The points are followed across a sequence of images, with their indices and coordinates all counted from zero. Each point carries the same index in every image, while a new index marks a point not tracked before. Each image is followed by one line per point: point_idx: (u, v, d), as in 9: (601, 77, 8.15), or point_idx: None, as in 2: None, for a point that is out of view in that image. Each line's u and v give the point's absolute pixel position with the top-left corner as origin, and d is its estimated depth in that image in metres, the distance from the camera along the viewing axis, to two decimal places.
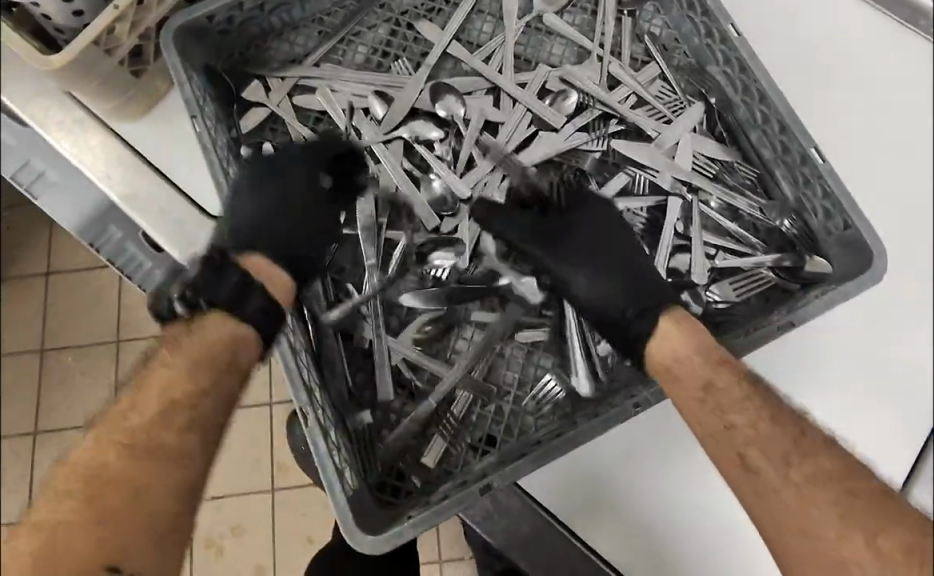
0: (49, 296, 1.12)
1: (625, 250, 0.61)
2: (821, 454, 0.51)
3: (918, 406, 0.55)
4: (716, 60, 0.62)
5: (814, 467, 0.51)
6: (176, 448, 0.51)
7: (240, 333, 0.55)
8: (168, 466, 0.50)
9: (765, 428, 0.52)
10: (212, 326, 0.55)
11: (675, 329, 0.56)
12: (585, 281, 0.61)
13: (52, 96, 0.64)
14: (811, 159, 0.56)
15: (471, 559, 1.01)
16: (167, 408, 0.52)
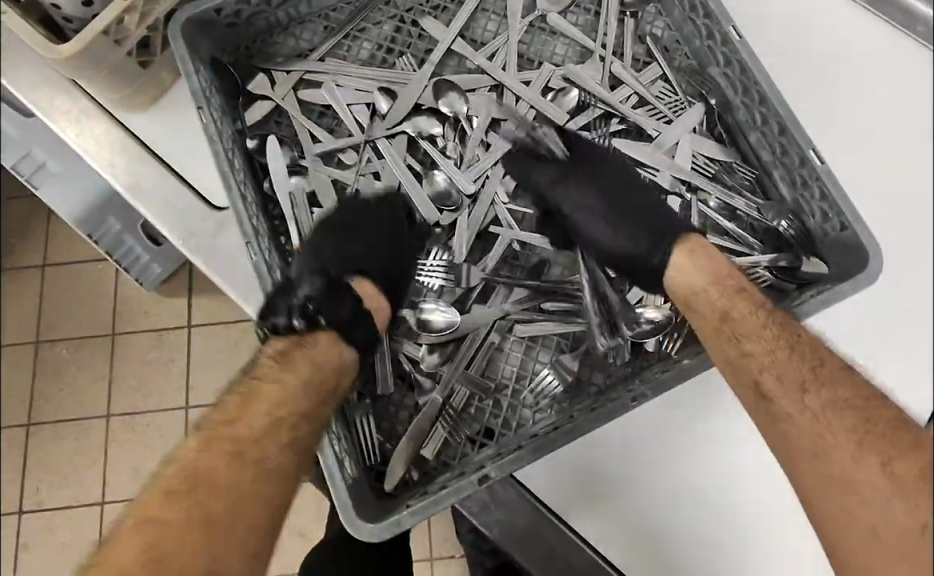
0: (44, 288, 1.12)
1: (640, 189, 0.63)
2: (839, 383, 0.51)
3: (919, 390, 0.56)
4: (717, 62, 0.64)
5: (832, 396, 0.50)
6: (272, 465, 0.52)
7: (337, 357, 0.57)
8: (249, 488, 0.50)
9: (783, 357, 0.52)
10: (319, 343, 0.57)
11: (689, 261, 0.59)
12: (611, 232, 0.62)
13: (57, 85, 0.64)
14: (809, 161, 0.57)
15: (462, 557, 1.02)
16: (270, 426, 0.53)
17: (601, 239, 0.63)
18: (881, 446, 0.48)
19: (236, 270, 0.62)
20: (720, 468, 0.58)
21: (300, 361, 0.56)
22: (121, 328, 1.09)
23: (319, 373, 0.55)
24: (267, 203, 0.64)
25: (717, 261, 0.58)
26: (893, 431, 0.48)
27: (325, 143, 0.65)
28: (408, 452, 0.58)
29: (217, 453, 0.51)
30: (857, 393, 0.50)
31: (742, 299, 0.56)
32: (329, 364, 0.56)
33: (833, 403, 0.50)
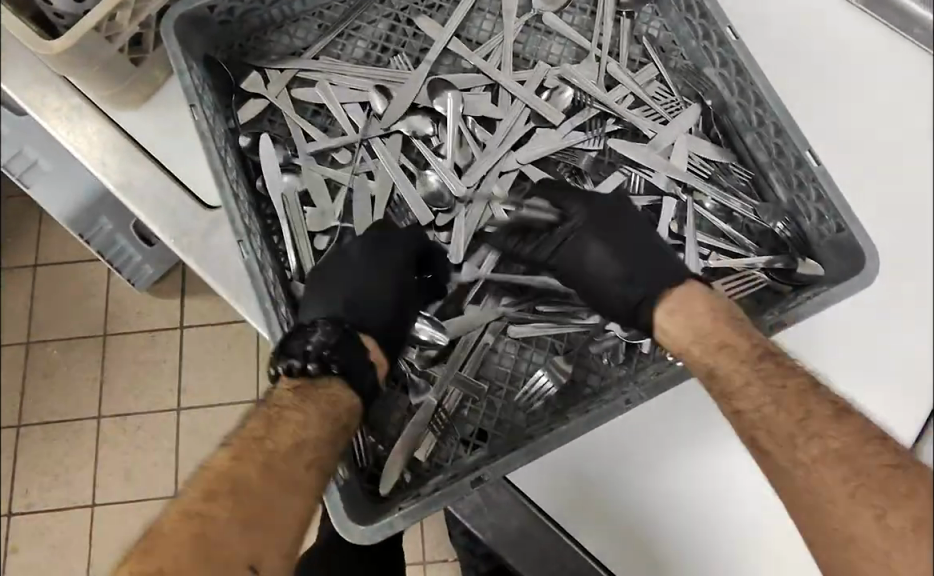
0: (35, 288, 1.11)
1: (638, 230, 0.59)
2: (830, 432, 0.47)
3: (915, 391, 0.56)
4: (712, 63, 0.63)
5: (822, 448, 0.47)
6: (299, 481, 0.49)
7: (337, 402, 0.54)
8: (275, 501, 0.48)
9: (770, 413, 0.49)
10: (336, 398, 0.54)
11: (671, 321, 0.55)
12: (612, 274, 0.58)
13: (49, 82, 0.63)
14: (805, 161, 0.57)
15: (454, 560, 1.02)
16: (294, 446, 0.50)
17: (604, 284, 0.59)
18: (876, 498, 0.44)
19: (227, 269, 0.61)
20: (719, 473, 0.57)
21: (316, 398, 0.53)
22: (114, 329, 1.08)
23: (328, 411, 0.53)
24: (260, 202, 0.63)
25: (695, 315, 0.54)
26: (880, 469, 0.45)
27: (318, 142, 0.64)
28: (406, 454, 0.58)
29: (252, 466, 0.49)
30: (850, 442, 0.47)
31: (724, 355, 0.52)
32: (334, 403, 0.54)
33: (822, 453, 0.47)
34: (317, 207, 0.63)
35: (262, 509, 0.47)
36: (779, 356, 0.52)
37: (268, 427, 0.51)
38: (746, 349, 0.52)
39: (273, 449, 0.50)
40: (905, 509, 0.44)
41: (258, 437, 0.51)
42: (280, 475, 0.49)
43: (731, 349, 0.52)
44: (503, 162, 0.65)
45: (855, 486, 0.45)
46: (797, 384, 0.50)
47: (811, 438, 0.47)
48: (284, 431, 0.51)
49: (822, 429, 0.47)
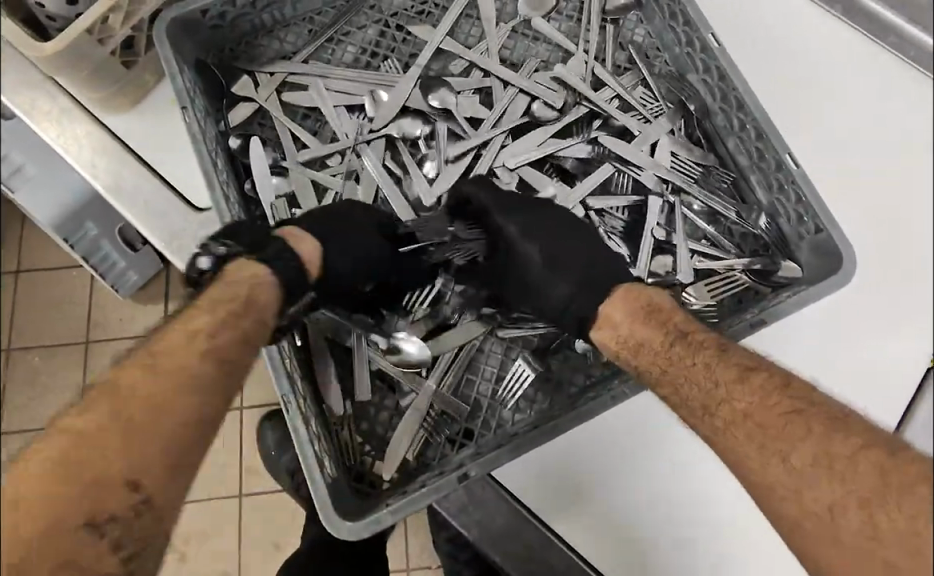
0: (16, 296, 1.10)
1: (579, 235, 0.61)
2: (735, 397, 0.51)
3: (904, 362, 0.58)
4: (696, 68, 0.64)
5: (731, 412, 0.51)
6: (188, 382, 0.47)
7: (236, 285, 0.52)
8: (155, 414, 0.45)
9: (729, 404, 0.51)
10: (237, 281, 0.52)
11: (610, 332, 0.57)
12: (558, 288, 0.60)
13: (38, 86, 0.63)
14: (785, 165, 0.59)
15: (439, 567, 1.01)
16: (186, 351, 0.48)
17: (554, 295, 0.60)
18: (782, 445, 0.48)
19: None
20: (704, 474, 0.58)
21: (210, 300, 0.51)
22: (96, 336, 1.07)
23: (228, 304, 0.51)
24: (249, 203, 0.64)
25: (619, 327, 0.57)
26: (823, 425, 0.48)
27: (313, 150, 0.65)
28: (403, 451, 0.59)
29: (130, 375, 0.46)
30: (756, 403, 0.50)
31: (644, 355, 0.55)
32: (244, 287, 0.52)
33: (731, 416, 0.50)
34: (304, 208, 0.64)
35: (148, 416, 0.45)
36: (691, 335, 0.54)
37: (155, 339, 0.49)
38: (661, 341, 0.55)
39: (156, 359, 0.47)
40: (802, 449, 0.47)
41: (147, 350, 0.48)
42: (164, 378, 0.47)
43: (646, 349, 0.55)
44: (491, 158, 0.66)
45: (761, 439, 0.49)
46: (707, 358, 0.53)
47: (721, 406, 0.51)
48: (168, 339, 0.49)
49: (729, 396, 0.51)
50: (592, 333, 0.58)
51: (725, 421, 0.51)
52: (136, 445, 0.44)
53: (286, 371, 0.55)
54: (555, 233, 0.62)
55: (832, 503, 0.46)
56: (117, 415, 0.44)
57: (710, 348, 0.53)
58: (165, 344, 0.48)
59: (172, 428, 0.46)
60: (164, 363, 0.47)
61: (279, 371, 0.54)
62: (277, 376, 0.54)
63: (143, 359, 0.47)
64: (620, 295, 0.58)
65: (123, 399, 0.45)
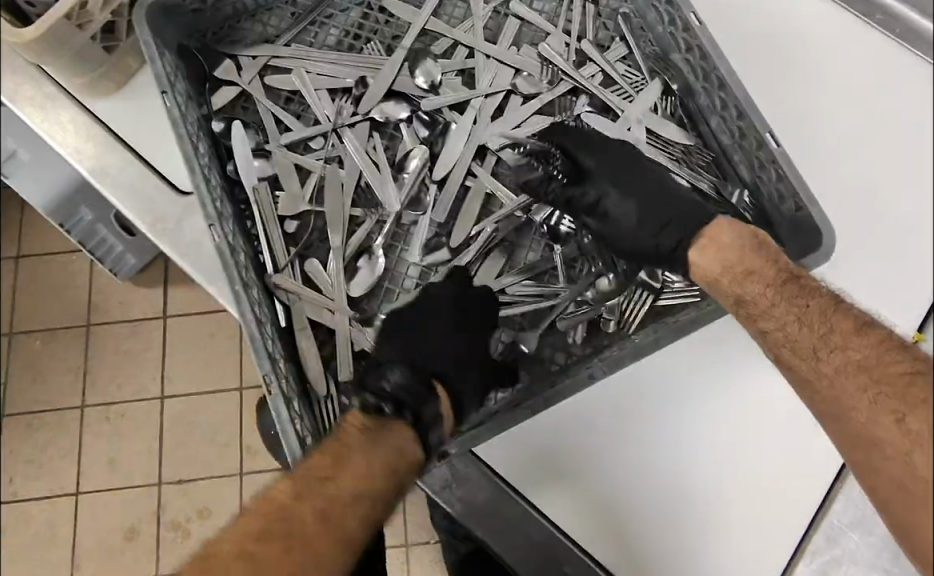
0: (18, 281, 1.11)
1: (660, 181, 0.62)
2: (853, 345, 0.51)
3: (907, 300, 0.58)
4: (678, 49, 0.64)
5: (846, 358, 0.51)
6: (345, 530, 0.52)
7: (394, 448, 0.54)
8: (305, 543, 0.51)
9: (843, 343, 0.51)
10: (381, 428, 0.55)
11: (704, 257, 0.58)
12: (631, 224, 0.61)
13: (22, 70, 0.64)
14: (765, 143, 0.58)
15: (436, 543, 1.01)
16: (372, 488, 0.54)
17: (632, 232, 0.61)
18: (900, 404, 0.48)
19: (200, 253, 0.62)
20: (688, 449, 0.58)
21: (387, 443, 0.54)
22: (95, 319, 1.09)
23: (385, 467, 0.54)
24: (233, 186, 0.64)
25: (726, 249, 0.57)
26: (903, 377, 0.48)
27: (294, 133, 0.65)
28: None
29: (304, 506, 0.52)
30: (872, 353, 0.50)
31: (754, 282, 0.55)
32: (394, 443, 0.54)
33: (845, 364, 0.51)
34: (287, 191, 0.64)
35: (308, 541, 0.51)
36: (803, 279, 0.54)
37: (335, 465, 0.53)
38: (772, 276, 0.55)
39: (290, 517, 0.51)
40: (922, 412, 0.46)
41: (322, 475, 0.53)
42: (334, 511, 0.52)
43: (757, 279, 0.55)
44: (479, 134, 0.66)
45: (876, 392, 0.49)
46: (823, 303, 0.53)
47: (836, 351, 0.51)
48: (348, 472, 0.53)
49: (846, 344, 0.51)
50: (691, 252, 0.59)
51: (838, 366, 0.51)
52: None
53: (267, 353, 0.55)
54: (641, 178, 0.62)
55: None
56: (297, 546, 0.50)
57: (822, 296, 0.54)
58: (339, 500, 0.52)
59: (310, 559, 0.50)
60: (313, 494, 0.52)
61: (259, 352, 0.54)
62: (257, 357, 0.54)
63: (273, 507, 0.52)
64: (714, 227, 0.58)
65: (280, 534, 0.50)
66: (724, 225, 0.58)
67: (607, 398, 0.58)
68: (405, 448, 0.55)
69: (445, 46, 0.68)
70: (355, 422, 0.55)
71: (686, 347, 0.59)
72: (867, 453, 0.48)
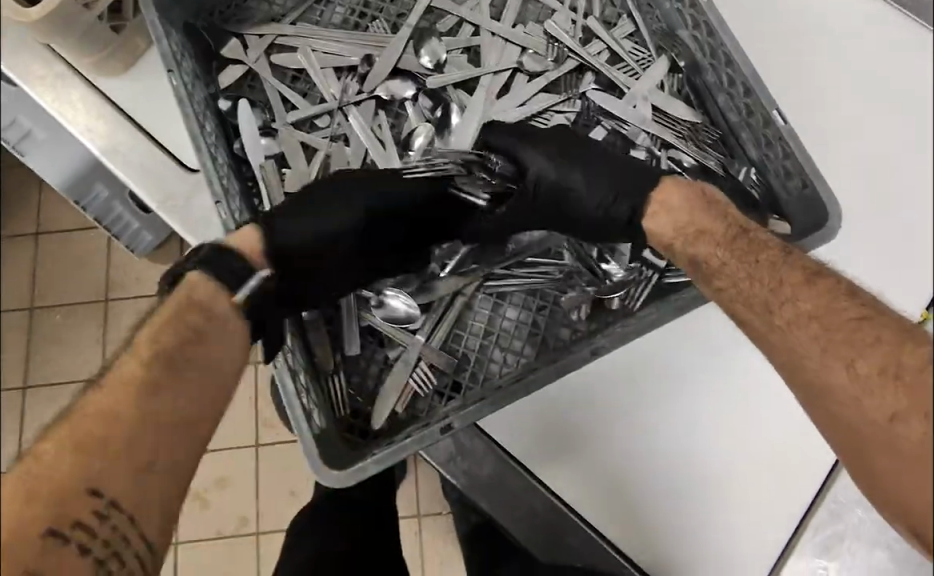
0: (38, 257, 1.13)
1: (620, 159, 0.59)
2: (803, 296, 0.47)
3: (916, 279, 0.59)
4: (685, 25, 0.63)
5: (796, 311, 0.47)
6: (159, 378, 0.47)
7: (206, 290, 0.49)
8: (116, 404, 0.45)
9: (794, 298, 0.47)
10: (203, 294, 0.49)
11: (665, 214, 0.55)
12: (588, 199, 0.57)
13: (31, 50, 0.64)
14: (772, 121, 0.57)
15: (448, 514, 1.02)
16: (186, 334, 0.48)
17: (590, 206, 0.57)
18: (848, 350, 0.44)
19: (208, 229, 0.64)
20: (693, 424, 0.58)
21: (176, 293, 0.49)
22: (114, 294, 1.11)
23: (190, 310, 0.48)
24: (241, 164, 0.64)
25: (676, 212, 0.55)
26: (850, 321, 0.45)
27: (300, 111, 0.65)
28: (397, 395, 0.60)
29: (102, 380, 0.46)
30: (821, 306, 0.46)
31: (702, 242, 0.53)
32: (186, 294, 0.49)
33: (794, 316, 0.47)
34: (292, 168, 0.64)
35: (118, 398, 0.45)
36: (752, 233, 0.52)
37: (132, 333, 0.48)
38: (723, 233, 0.53)
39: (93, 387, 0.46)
40: (874, 354, 0.43)
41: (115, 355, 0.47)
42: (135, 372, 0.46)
43: (708, 238, 0.53)
44: (488, 111, 0.65)
45: (827, 341, 0.45)
46: (772, 256, 0.50)
47: (784, 305, 0.48)
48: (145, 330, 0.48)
49: (794, 295, 0.47)
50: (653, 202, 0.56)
51: (789, 319, 0.47)
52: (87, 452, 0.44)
53: None
54: (594, 159, 0.59)
55: (894, 413, 0.41)
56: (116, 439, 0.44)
57: (773, 249, 0.51)
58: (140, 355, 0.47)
59: (122, 418, 0.45)
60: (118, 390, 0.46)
61: None
62: None
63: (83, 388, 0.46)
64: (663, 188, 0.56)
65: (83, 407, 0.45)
66: (672, 188, 0.56)
67: (617, 371, 0.59)
68: (217, 294, 0.49)
69: (451, 24, 0.68)
70: (199, 287, 0.49)
71: (687, 325, 0.59)
72: (833, 408, 0.44)
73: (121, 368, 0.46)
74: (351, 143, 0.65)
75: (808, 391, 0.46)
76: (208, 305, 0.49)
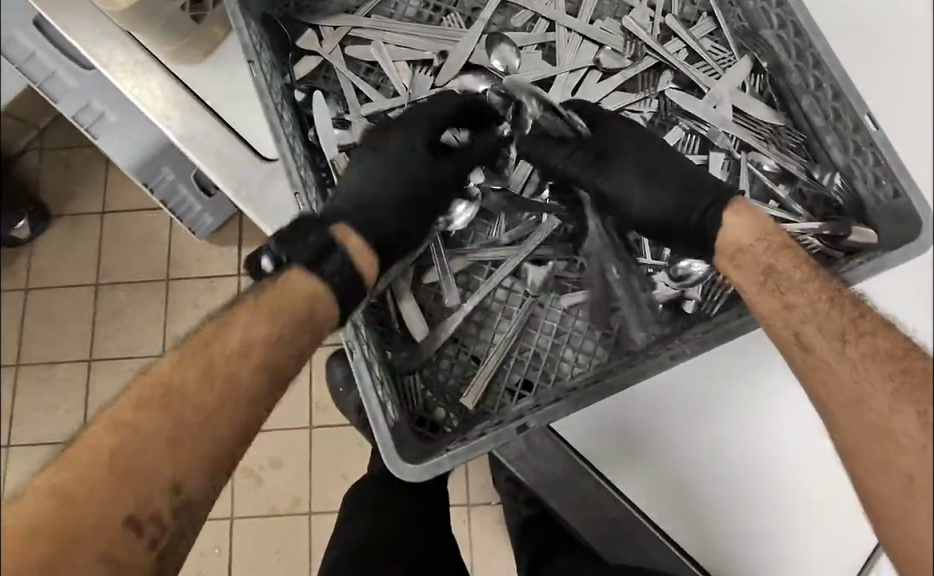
0: (103, 236, 1.16)
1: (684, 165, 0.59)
2: (881, 334, 0.46)
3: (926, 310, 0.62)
4: (769, 25, 0.61)
5: (872, 346, 0.46)
6: (243, 393, 0.48)
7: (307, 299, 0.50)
8: (187, 413, 0.46)
9: (872, 341, 0.46)
10: (289, 285, 0.51)
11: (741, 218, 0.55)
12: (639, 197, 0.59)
13: (113, 38, 0.66)
14: (863, 126, 0.54)
15: (498, 504, 1.03)
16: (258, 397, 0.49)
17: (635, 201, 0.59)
18: (921, 396, 0.43)
19: (283, 218, 0.65)
20: (764, 440, 0.58)
21: (277, 299, 0.50)
22: (176, 274, 1.13)
23: (287, 309, 0.50)
24: (314, 155, 0.65)
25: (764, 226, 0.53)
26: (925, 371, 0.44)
27: (374, 104, 0.66)
28: (482, 385, 0.60)
29: (188, 374, 0.47)
30: (900, 346, 0.46)
31: (786, 255, 0.52)
32: (284, 303, 0.50)
33: (871, 351, 0.46)
34: None
35: (194, 410, 0.46)
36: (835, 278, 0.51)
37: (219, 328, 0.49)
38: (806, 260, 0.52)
39: (177, 382, 0.47)
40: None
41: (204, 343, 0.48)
42: (221, 383, 0.47)
43: (795, 254, 0.52)
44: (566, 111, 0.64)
45: (898, 382, 0.44)
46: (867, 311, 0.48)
47: (861, 338, 0.46)
48: (237, 328, 0.49)
49: (873, 332, 0.46)
50: (723, 215, 0.55)
51: (862, 354, 0.46)
52: (151, 453, 0.45)
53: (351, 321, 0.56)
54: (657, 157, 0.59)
55: None
56: (130, 488, 0.44)
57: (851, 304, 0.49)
58: (230, 362, 0.48)
59: (196, 433, 0.46)
60: (117, 459, 0.44)
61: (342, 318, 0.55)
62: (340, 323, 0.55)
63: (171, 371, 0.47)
64: (733, 208, 0.55)
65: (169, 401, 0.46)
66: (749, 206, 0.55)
67: (690, 377, 0.58)
68: (315, 304, 0.51)
69: (525, 19, 0.67)
70: (290, 281, 0.51)
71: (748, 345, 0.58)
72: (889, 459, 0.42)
73: (195, 377, 0.47)
74: None
75: (851, 431, 0.44)
76: (237, 348, 0.48)
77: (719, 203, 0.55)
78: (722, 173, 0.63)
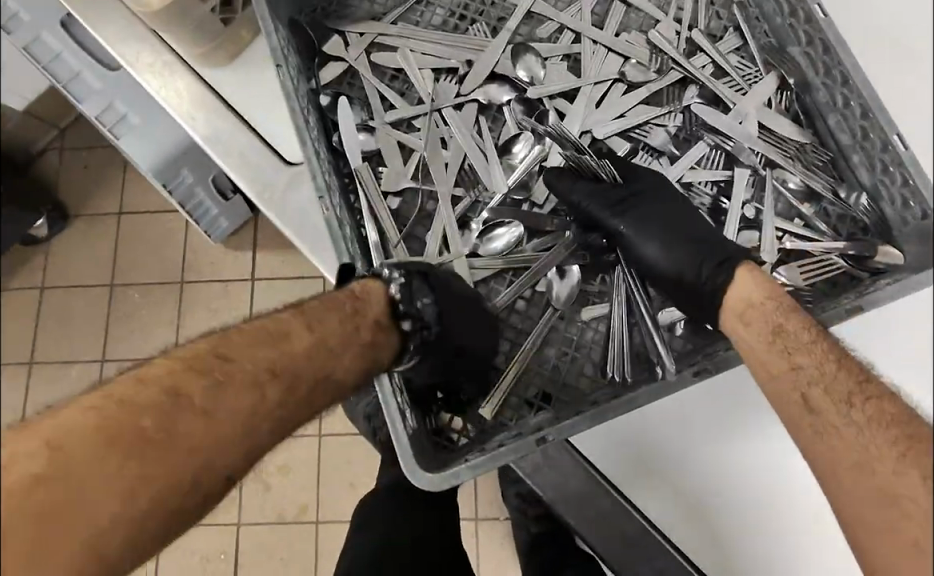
0: (119, 238, 1.16)
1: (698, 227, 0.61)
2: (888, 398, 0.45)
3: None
4: (798, 41, 0.61)
5: (879, 410, 0.45)
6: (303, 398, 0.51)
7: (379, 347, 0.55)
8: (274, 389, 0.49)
9: (880, 404, 0.45)
10: (372, 297, 0.56)
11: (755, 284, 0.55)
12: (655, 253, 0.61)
13: (143, 40, 0.66)
14: (892, 146, 0.54)
15: (506, 519, 1.02)
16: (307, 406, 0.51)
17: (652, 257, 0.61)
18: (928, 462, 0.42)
19: (305, 221, 0.64)
20: (772, 461, 0.58)
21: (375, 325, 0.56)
22: (190, 277, 1.14)
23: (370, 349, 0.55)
24: (337, 159, 0.64)
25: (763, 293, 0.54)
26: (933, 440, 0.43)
27: (399, 111, 0.65)
28: (500, 398, 0.59)
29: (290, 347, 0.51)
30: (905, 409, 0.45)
31: (792, 316, 0.51)
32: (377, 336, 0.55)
33: (879, 414, 0.45)
34: (388, 168, 0.64)
35: (281, 388, 0.49)
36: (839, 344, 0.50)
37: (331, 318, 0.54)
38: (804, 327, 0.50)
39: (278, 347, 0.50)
40: None
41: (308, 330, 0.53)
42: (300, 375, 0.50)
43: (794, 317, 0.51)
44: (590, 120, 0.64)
45: (904, 448, 0.43)
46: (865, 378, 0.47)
47: (868, 400, 0.45)
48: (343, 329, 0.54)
49: (879, 394, 0.46)
50: (731, 274, 0.56)
51: (870, 417, 0.45)
52: (225, 405, 0.47)
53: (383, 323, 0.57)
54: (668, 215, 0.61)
55: None
56: (195, 429, 0.45)
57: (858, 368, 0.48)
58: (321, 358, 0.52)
59: (262, 408, 0.48)
60: (198, 390, 0.46)
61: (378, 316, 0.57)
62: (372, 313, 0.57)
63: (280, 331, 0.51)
64: (744, 268, 0.56)
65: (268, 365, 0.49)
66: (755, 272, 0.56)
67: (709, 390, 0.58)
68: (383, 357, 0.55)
69: (551, 30, 0.67)
70: (374, 292, 0.56)
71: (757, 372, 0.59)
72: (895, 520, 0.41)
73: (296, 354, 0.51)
74: (449, 144, 0.65)
75: (856, 491, 0.44)
76: (333, 348, 0.53)
77: (729, 262, 0.57)
78: (745, 189, 0.63)
